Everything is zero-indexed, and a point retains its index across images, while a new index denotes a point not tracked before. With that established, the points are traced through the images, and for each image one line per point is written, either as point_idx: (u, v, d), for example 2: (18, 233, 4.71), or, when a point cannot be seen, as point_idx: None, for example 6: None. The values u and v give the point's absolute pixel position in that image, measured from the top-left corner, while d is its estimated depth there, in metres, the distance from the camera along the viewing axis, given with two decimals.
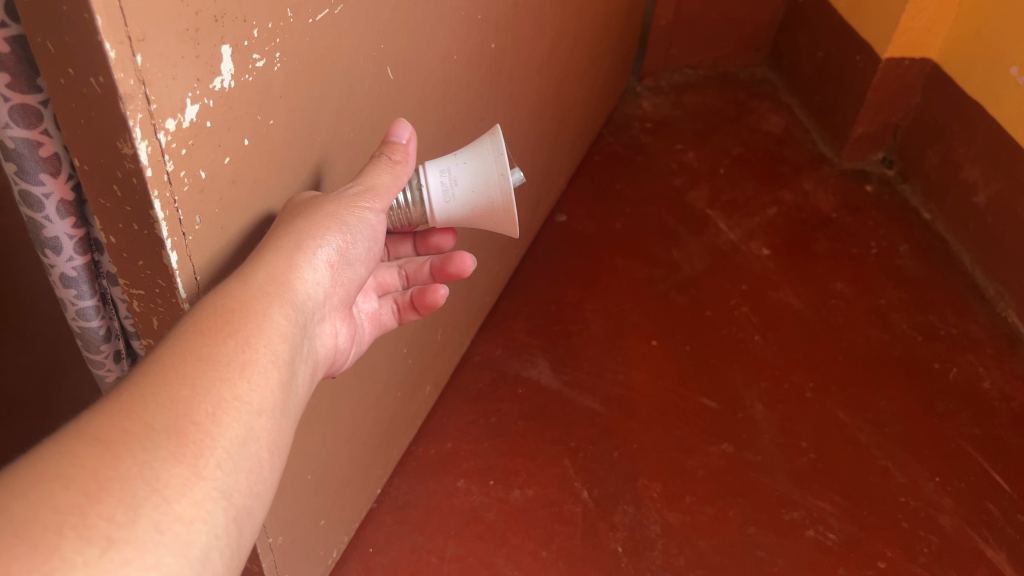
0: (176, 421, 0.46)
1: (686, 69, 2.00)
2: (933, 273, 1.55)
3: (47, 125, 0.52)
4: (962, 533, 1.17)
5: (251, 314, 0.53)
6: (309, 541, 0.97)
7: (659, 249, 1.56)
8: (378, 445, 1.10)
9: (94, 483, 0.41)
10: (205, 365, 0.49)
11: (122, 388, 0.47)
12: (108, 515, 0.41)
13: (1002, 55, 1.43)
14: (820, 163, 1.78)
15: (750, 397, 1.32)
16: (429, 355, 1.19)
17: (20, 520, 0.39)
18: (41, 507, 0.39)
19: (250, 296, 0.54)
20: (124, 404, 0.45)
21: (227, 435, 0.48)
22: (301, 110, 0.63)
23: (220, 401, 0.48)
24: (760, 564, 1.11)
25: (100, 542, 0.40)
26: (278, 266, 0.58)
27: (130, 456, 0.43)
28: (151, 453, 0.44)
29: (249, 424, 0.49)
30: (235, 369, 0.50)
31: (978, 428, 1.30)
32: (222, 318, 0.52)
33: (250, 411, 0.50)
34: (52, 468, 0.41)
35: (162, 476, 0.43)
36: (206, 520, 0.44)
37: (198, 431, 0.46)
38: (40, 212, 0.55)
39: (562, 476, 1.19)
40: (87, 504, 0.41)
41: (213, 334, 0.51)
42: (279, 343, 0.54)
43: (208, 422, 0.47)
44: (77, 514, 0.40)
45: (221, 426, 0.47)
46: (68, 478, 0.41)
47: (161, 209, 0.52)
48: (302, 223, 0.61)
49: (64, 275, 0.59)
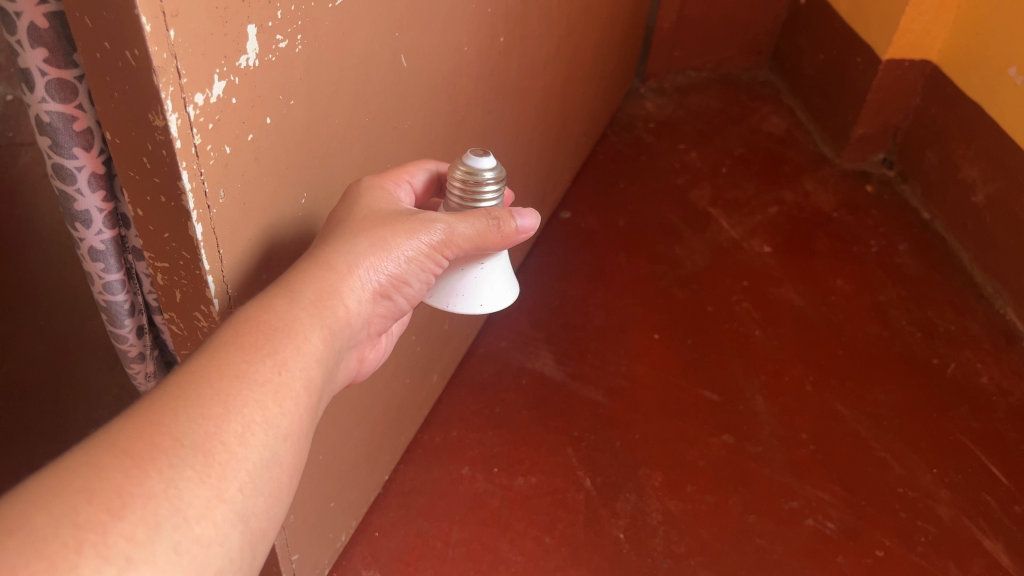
0: (204, 441, 0.46)
1: (689, 71, 2.03)
2: (932, 271, 1.57)
3: (81, 100, 0.54)
4: (959, 523, 1.18)
5: (286, 339, 0.55)
6: (320, 522, 0.99)
7: (661, 246, 1.58)
8: (386, 431, 1.12)
9: (119, 499, 0.41)
10: (240, 386, 0.50)
11: (152, 401, 0.47)
12: (130, 535, 0.40)
13: (1000, 56, 1.46)
14: (821, 164, 1.80)
15: (751, 390, 1.34)
16: (436, 344, 1.21)
17: (39, 534, 0.38)
18: (63, 522, 0.39)
19: (283, 322, 0.56)
20: (157, 416, 0.45)
21: (253, 462, 0.48)
22: (319, 92, 0.66)
23: (250, 426, 0.49)
24: (760, 551, 1.13)
25: (119, 561, 0.39)
26: (315, 297, 0.59)
27: (160, 472, 0.43)
28: (180, 471, 0.44)
29: (270, 450, 0.50)
30: (267, 394, 0.51)
31: (976, 421, 1.31)
32: (257, 342, 0.53)
33: (277, 438, 0.51)
34: (79, 481, 0.41)
35: (188, 497, 0.43)
36: (223, 543, 0.45)
37: (226, 452, 0.47)
38: (71, 185, 0.58)
39: (565, 464, 1.21)
40: (110, 520, 0.40)
41: (248, 358, 0.52)
42: (309, 369, 0.56)
43: (234, 446, 0.47)
44: (99, 530, 0.40)
45: (249, 449, 0.48)
46: (94, 492, 0.41)
47: (188, 181, 0.54)
48: (350, 257, 0.63)
49: (93, 248, 0.61)
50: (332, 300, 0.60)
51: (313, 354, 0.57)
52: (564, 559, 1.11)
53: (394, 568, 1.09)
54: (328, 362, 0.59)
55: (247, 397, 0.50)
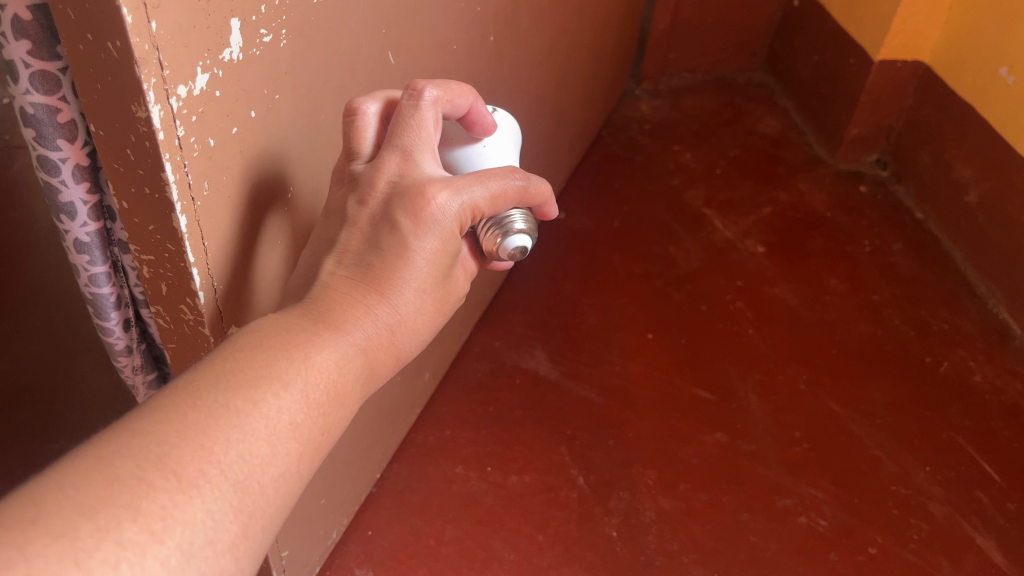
0: (243, 481, 0.49)
1: (684, 73, 2.03)
2: (926, 270, 1.57)
3: (65, 92, 0.55)
4: (952, 521, 1.18)
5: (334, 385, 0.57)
6: (310, 519, 0.99)
7: (656, 246, 1.58)
8: (379, 428, 1.12)
9: (161, 523, 0.44)
10: (284, 433, 0.53)
11: (213, 415, 0.49)
12: (165, 559, 0.44)
13: (992, 56, 1.46)
14: (815, 165, 1.81)
15: (744, 389, 1.34)
16: (429, 343, 1.21)
17: (85, 541, 0.41)
18: (108, 535, 0.42)
19: (336, 364, 0.58)
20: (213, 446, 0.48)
21: (272, 505, 0.52)
22: (305, 87, 0.66)
23: (281, 470, 0.53)
24: (753, 549, 1.13)
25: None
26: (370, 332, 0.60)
27: (202, 508, 0.46)
28: (218, 509, 0.47)
29: (289, 490, 0.54)
30: (303, 442, 0.54)
31: (969, 419, 1.31)
32: (313, 387, 0.55)
33: (296, 482, 0.54)
34: (128, 494, 0.44)
35: (217, 532, 0.47)
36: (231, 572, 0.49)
37: (256, 497, 0.50)
38: (56, 176, 0.58)
39: (558, 463, 1.21)
40: (149, 541, 0.43)
41: (302, 401, 0.54)
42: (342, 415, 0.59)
43: (264, 487, 0.51)
44: (139, 548, 0.43)
45: (274, 495, 0.52)
46: (142, 511, 0.44)
47: (172, 173, 0.55)
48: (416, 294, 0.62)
49: (78, 239, 0.62)
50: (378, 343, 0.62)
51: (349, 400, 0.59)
52: (557, 557, 1.11)
53: (387, 566, 1.09)
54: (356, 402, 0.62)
55: (288, 445, 0.53)
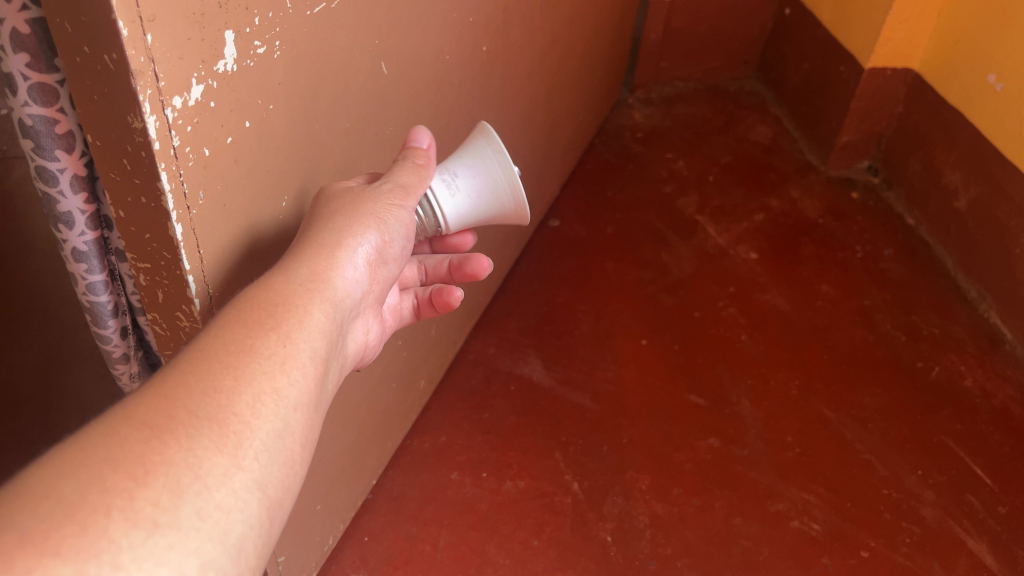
0: (219, 410, 0.48)
1: (677, 81, 2.05)
2: (917, 276, 1.58)
3: (63, 103, 0.56)
4: (943, 524, 1.19)
5: (288, 313, 0.57)
6: (306, 526, 1.00)
7: (649, 253, 1.60)
8: (374, 434, 1.13)
9: (141, 468, 0.43)
10: (248, 360, 0.52)
11: (165, 376, 0.49)
12: (155, 500, 0.42)
13: (980, 63, 1.48)
14: (807, 171, 1.82)
15: (736, 394, 1.35)
16: (424, 350, 1.22)
17: (69, 502, 0.40)
18: (92, 490, 0.41)
19: (287, 297, 0.58)
20: (170, 391, 0.47)
21: (267, 433, 0.50)
22: (299, 97, 0.67)
23: (261, 396, 0.51)
24: (746, 553, 1.14)
25: (147, 525, 0.41)
26: (320, 266, 0.62)
27: (177, 441, 0.45)
28: (197, 441, 0.46)
29: (287, 418, 0.52)
30: (276, 366, 0.53)
31: (960, 424, 1.33)
32: (274, 324, 0.55)
33: (292, 411, 0.53)
34: (100, 452, 0.43)
35: (207, 464, 0.45)
36: (244, 509, 0.47)
37: (239, 422, 0.49)
38: (54, 187, 0.59)
39: (552, 469, 1.22)
40: (135, 487, 0.42)
41: (265, 336, 0.54)
42: (316, 342, 0.57)
43: (249, 413, 0.49)
44: (125, 496, 0.42)
45: (264, 420, 0.50)
46: (117, 462, 0.43)
47: (167, 182, 0.56)
48: (341, 220, 0.66)
49: (76, 249, 0.63)
50: (327, 279, 0.62)
51: (317, 326, 0.58)
52: (551, 562, 1.12)
53: (383, 572, 1.10)
54: (334, 337, 0.60)
55: (264, 374, 0.52)
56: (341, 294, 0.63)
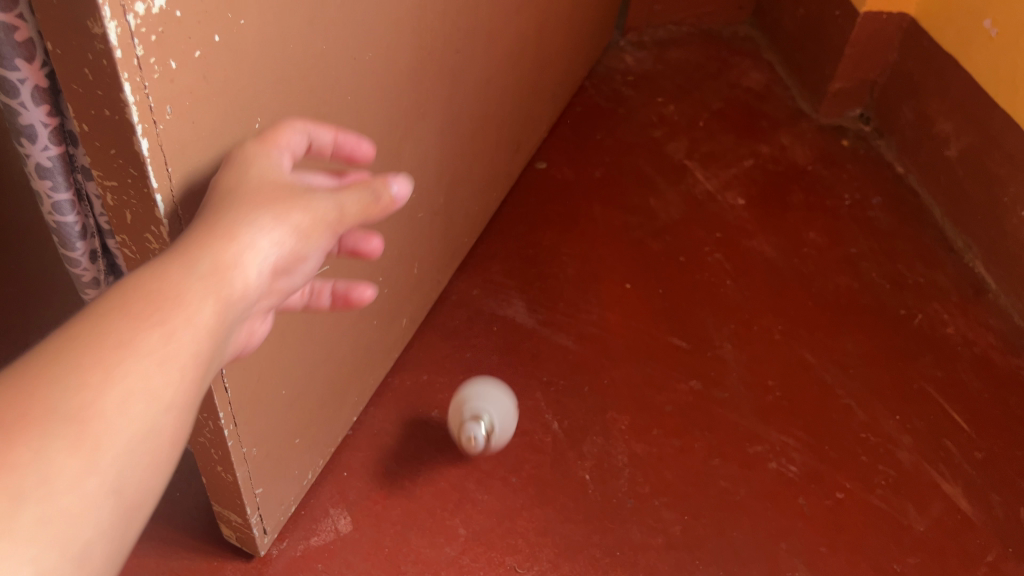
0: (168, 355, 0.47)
1: (670, 25, 2.02)
2: (904, 225, 1.57)
3: (22, 9, 0.53)
4: (918, 467, 1.20)
5: (176, 304, 0.48)
6: (285, 459, 1.00)
7: (636, 197, 1.58)
8: (354, 372, 1.12)
9: (75, 418, 0.42)
10: (206, 293, 0.50)
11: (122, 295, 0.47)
12: (83, 454, 0.42)
13: (976, 9, 1.45)
14: (798, 119, 1.80)
15: (719, 338, 1.35)
16: (406, 288, 1.21)
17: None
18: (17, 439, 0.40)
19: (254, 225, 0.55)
20: (122, 319, 0.46)
21: (205, 379, 0.50)
22: (272, 14, 0.65)
23: (210, 334, 0.50)
24: (723, 494, 1.15)
25: (69, 485, 0.41)
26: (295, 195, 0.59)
27: (120, 390, 0.44)
28: (138, 390, 0.45)
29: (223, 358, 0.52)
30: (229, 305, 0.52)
31: (940, 371, 1.33)
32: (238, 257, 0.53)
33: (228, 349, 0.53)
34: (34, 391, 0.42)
35: (140, 418, 0.45)
36: (164, 459, 0.48)
37: (186, 368, 0.48)
38: (15, 98, 0.57)
39: (533, 408, 1.23)
40: (62, 441, 0.41)
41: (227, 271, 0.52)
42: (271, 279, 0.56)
43: (193, 359, 0.49)
44: (52, 450, 0.41)
45: (207, 365, 0.50)
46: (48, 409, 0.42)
47: (131, 93, 0.54)
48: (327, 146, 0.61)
49: (41, 164, 0.61)
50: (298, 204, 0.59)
51: (209, 326, 0.50)
52: (530, 499, 1.12)
53: (362, 506, 1.10)
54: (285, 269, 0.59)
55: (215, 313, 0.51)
56: (243, 288, 0.54)
